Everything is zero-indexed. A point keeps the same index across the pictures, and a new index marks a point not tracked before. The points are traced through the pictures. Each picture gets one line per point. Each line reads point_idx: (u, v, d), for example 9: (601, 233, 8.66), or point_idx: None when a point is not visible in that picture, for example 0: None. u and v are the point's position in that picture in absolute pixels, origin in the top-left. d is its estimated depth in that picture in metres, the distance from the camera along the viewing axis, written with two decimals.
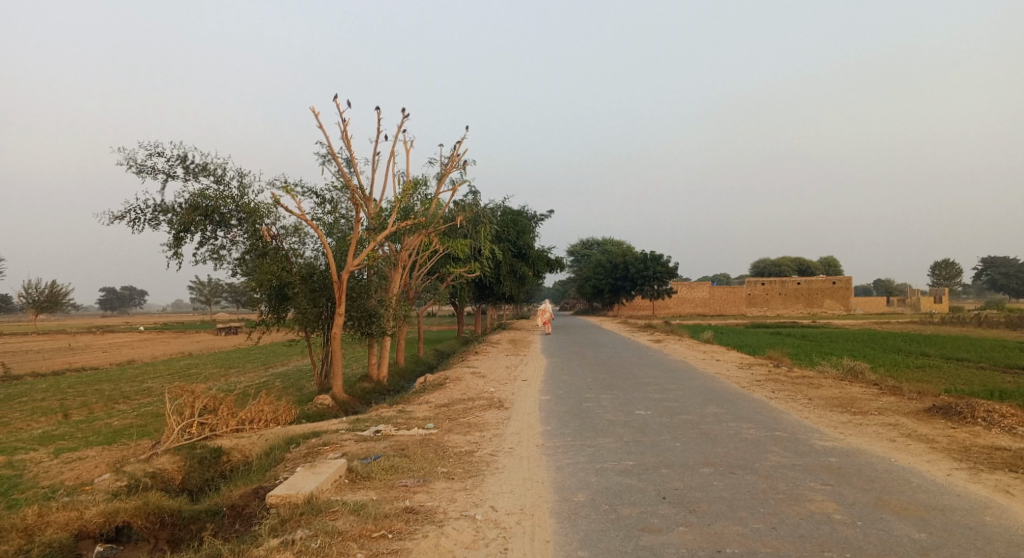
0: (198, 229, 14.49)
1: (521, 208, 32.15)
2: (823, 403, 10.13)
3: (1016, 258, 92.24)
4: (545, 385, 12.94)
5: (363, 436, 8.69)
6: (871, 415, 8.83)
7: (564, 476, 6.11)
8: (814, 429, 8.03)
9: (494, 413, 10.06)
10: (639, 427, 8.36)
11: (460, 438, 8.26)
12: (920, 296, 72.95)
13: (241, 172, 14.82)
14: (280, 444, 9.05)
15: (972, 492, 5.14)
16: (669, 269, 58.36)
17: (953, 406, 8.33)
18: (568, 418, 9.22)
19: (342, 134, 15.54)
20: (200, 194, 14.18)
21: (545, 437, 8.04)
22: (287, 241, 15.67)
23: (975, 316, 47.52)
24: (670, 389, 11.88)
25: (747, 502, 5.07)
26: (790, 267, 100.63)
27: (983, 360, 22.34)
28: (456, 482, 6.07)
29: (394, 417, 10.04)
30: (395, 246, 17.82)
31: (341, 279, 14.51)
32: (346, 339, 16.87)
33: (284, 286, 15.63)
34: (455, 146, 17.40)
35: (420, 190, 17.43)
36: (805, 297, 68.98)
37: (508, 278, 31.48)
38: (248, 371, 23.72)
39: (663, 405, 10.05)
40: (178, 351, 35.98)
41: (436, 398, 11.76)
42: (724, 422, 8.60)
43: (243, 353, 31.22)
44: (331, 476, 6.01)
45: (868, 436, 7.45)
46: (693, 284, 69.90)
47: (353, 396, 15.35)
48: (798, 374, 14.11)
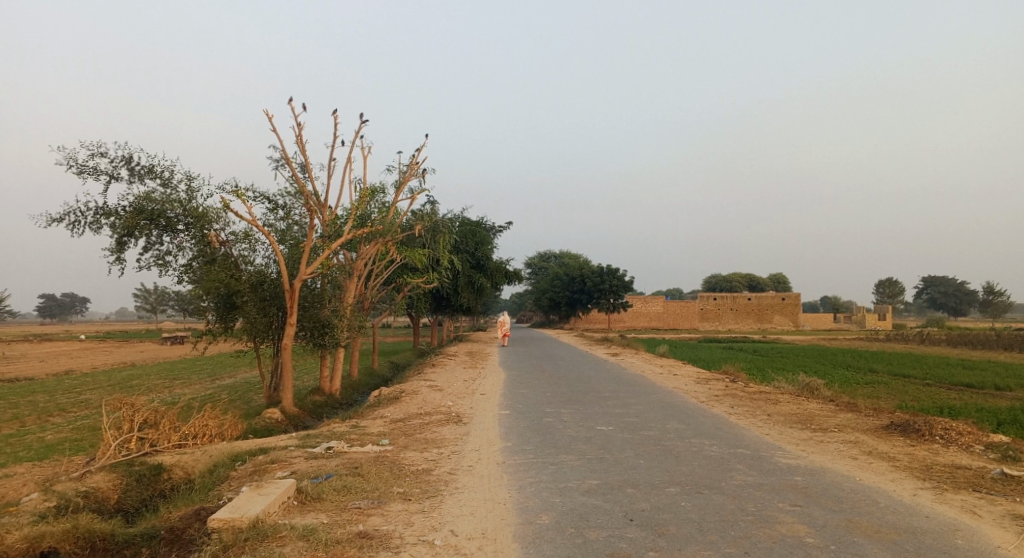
0: (142, 234, 13.79)
1: (480, 219, 32.00)
2: (782, 419, 10.16)
3: (952, 278, 96.64)
4: (505, 399, 12.68)
5: (313, 453, 8.26)
6: (831, 432, 8.87)
7: (527, 496, 5.85)
8: (776, 446, 7.99)
9: (452, 429, 9.73)
10: (602, 443, 8.18)
11: (417, 456, 7.91)
12: (864, 314, 75.58)
13: (190, 175, 14.20)
14: (227, 461, 8.50)
15: (940, 513, 5.09)
16: (625, 284, 58.88)
17: (911, 423, 8.42)
18: (529, 434, 8.98)
19: (297, 138, 15.08)
20: (144, 197, 13.51)
21: (505, 454, 7.78)
22: (237, 247, 15.05)
23: (916, 334, 49.37)
24: (630, 404, 11.77)
25: (717, 525, 4.91)
26: (741, 283, 103.12)
27: (927, 376, 23.08)
28: (413, 503, 5.74)
29: (347, 433, 9.62)
30: (351, 255, 17.34)
31: (293, 288, 13.97)
32: (297, 350, 16.25)
33: (233, 295, 14.98)
34: (415, 154, 17.10)
35: (378, 197, 17.04)
36: (756, 312, 70.63)
37: (466, 289, 31.18)
38: (193, 382, 22.71)
39: (624, 420, 9.91)
40: (119, 360, 34.39)
41: (392, 412, 11.35)
42: (687, 438, 8.49)
43: (189, 363, 29.96)
44: (279, 497, 5.60)
45: (831, 454, 7.44)
46: (648, 298, 70.79)
47: (304, 410, 14.74)
48: (755, 390, 14.22)
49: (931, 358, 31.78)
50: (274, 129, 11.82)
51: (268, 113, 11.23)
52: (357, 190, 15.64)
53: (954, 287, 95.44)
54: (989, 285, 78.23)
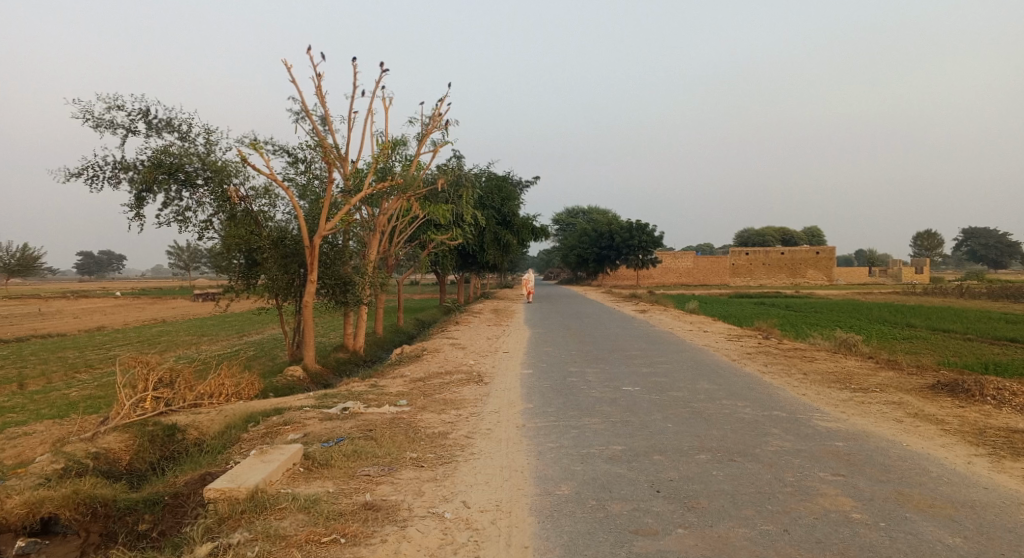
0: (161, 189, 13.56)
1: (506, 174, 31.32)
2: (819, 378, 9.60)
3: (997, 230, 92.95)
4: (528, 358, 12.34)
5: (328, 414, 8.03)
6: (872, 392, 8.30)
7: (545, 464, 5.49)
8: (812, 408, 7.49)
9: (472, 389, 9.41)
10: (628, 405, 7.76)
11: (434, 418, 7.61)
12: (902, 267, 73.39)
13: (208, 128, 13.84)
14: (239, 422, 8.34)
15: (1001, 484, 4.57)
16: (654, 240, 57.67)
17: (960, 383, 7.79)
18: (552, 395, 8.61)
19: (316, 90, 14.60)
20: (162, 151, 13.21)
21: (526, 417, 7.42)
22: (257, 203, 14.75)
23: (958, 287, 47.60)
24: (658, 363, 11.32)
25: (752, 498, 4.49)
26: (773, 237, 100.63)
27: (971, 331, 22.07)
28: (426, 471, 5.43)
29: (365, 392, 9.37)
30: (373, 210, 16.96)
31: (313, 245, 13.65)
32: (320, 308, 16.07)
33: (255, 251, 14.75)
34: (437, 105, 16.48)
35: (400, 151, 16.54)
36: (788, 267, 69.00)
37: (492, 246, 30.71)
38: (222, 340, 22.92)
39: (652, 380, 9.47)
40: (152, 318, 35.02)
41: (411, 371, 11.09)
42: (718, 400, 8.02)
43: (218, 321, 30.31)
44: (282, 466, 5.34)
45: (873, 417, 6.90)
46: (678, 253, 69.48)
47: (327, 368, 14.62)
48: (789, 347, 13.65)
49: (974, 313, 30.58)
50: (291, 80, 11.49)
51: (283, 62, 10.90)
52: (378, 143, 15.16)
53: (998, 240, 92.10)
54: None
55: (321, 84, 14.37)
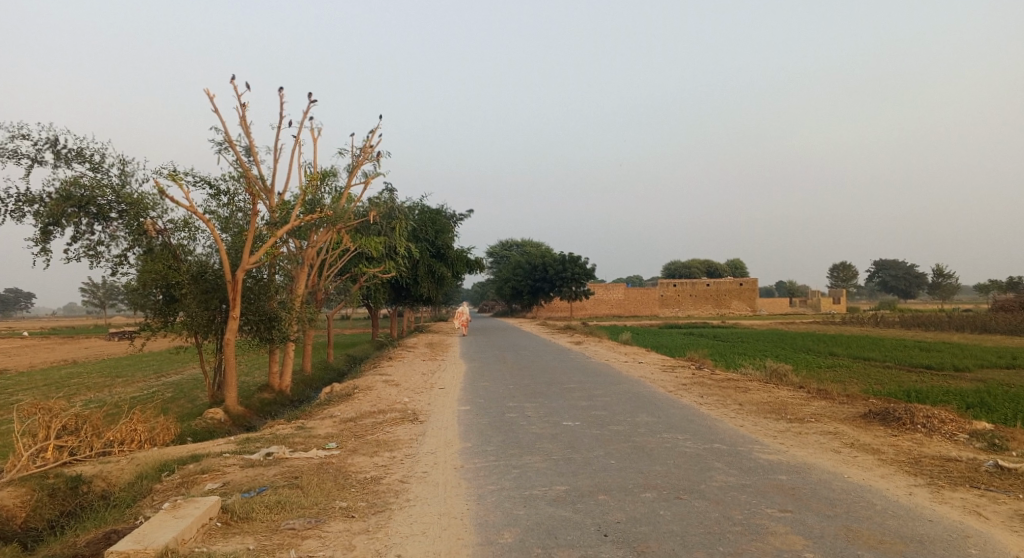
0: (70, 223, 12.57)
1: (440, 207, 31.13)
2: (754, 409, 9.80)
3: (902, 262, 99.79)
4: (465, 394, 12.01)
5: (250, 460, 7.43)
6: (809, 422, 8.63)
7: (487, 509, 5.18)
8: (755, 440, 7.70)
9: (406, 428, 8.97)
10: (569, 442, 7.55)
11: (366, 461, 7.16)
12: (819, 297, 77.37)
13: (123, 159, 13.02)
14: (154, 470, 7.49)
15: (944, 516, 4.69)
16: (587, 271, 58.99)
17: (891, 412, 8.35)
18: (490, 432, 8.32)
19: (240, 119, 14.07)
20: (71, 183, 12.29)
21: (463, 457, 7.09)
22: (175, 236, 13.92)
23: (871, 317, 50.48)
24: (597, 396, 11.21)
25: (702, 539, 4.34)
26: (700, 269, 104.43)
27: (887, 359, 23.33)
28: (358, 521, 5.01)
29: (291, 436, 8.78)
30: (301, 243, 16.34)
31: (236, 280, 12.94)
32: (243, 345, 15.21)
33: (173, 287, 13.84)
34: (368, 137, 16.19)
35: (330, 182, 16.09)
36: (715, 298, 71.47)
37: (426, 279, 30.28)
38: (136, 380, 21.35)
39: (591, 414, 9.34)
40: (56, 358, 32.40)
41: (342, 411, 10.52)
42: (659, 433, 7.94)
43: (132, 360, 28.31)
44: (198, 520, 4.76)
45: (813, 448, 7.21)
46: (610, 285, 70.71)
47: (250, 409, 13.76)
48: (722, 377, 13.96)
49: (888, 340, 32.42)
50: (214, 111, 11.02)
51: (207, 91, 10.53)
52: (306, 174, 14.69)
53: (903, 272, 98.79)
54: (937, 268, 80.92)
55: (245, 114, 13.86)
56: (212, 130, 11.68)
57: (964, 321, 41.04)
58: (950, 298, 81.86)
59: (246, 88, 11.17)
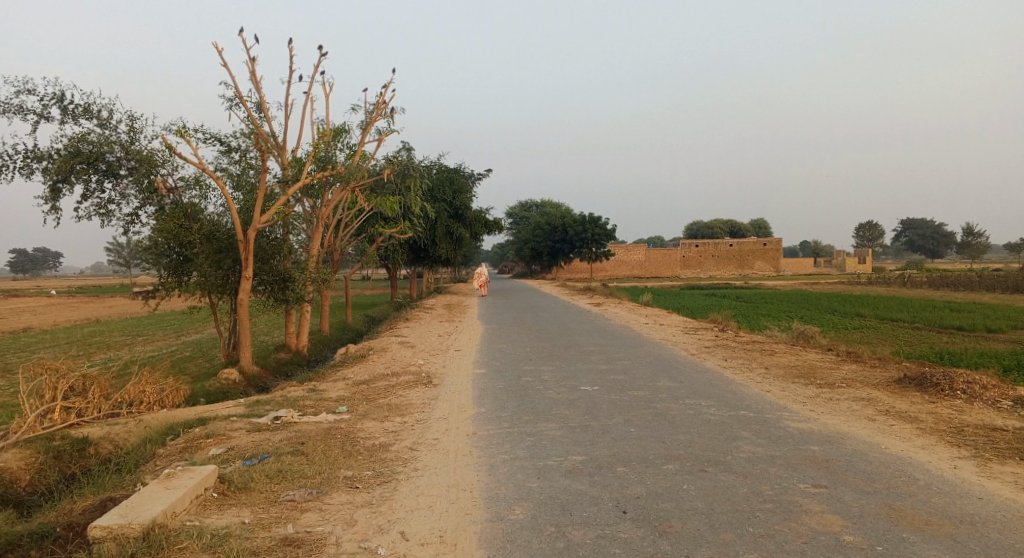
0: (80, 180, 12.34)
1: (457, 166, 30.52)
2: (781, 373, 9.37)
3: (932, 222, 97.13)
4: (481, 356, 11.72)
5: (256, 425, 7.20)
6: (839, 387, 8.24)
7: (497, 480, 4.87)
8: (782, 406, 7.32)
9: (419, 392, 8.70)
10: (587, 408, 7.20)
11: (375, 427, 6.89)
12: (845, 257, 75.77)
13: (132, 114, 12.72)
14: (158, 433, 7.30)
15: (995, 493, 4.27)
16: (607, 232, 58.04)
17: (928, 377, 7.88)
18: (505, 397, 8.01)
19: (249, 73, 13.65)
20: (79, 138, 12.03)
21: (476, 423, 6.79)
22: (187, 194, 13.66)
23: (899, 277, 49.23)
24: (616, 359, 10.84)
25: (729, 517, 4.00)
26: (722, 230, 102.93)
27: (917, 320, 22.57)
28: (361, 493, 4.73)
29: (301, 398, 8.56)
30: (314, 202, 16.00)
31: (247, 239, 12.64)
32: (258, 307, 15.02)
33: (185, 245, 13.60)
34: (381, 91, 15.67)
35: (343, 139, 15.65)
36: (737, 259, 70.27)
37: (444, 239, 29.87)
38: (157, 340, 21.49)
39: (611, 378, 8.98)
40: (84, 317, 32.92)
41: (355, 373, 10.30)
42: (680, 399, 7.54)
43: (156, 320, 28.60)
44: (191, 492, 4.55)
45: (844, 416, 6.83)
46: (630, 246, 69.82)
47: (266, 370, 13.62)
48: (746, 339, 13.48)
49: (917, 302, 31.52)
50: (222, 64, 10.65)
51: (214, 43, 10.19)
52: (317, 129, 14.27)
53: (933, 231, 96.35)
54: (969, 227, 78.45)
55: (254, 68, 13.43)
56: (221, 84, 11.39)
57: (997, 281, 39.81)
58: (982, 258, 79.69)
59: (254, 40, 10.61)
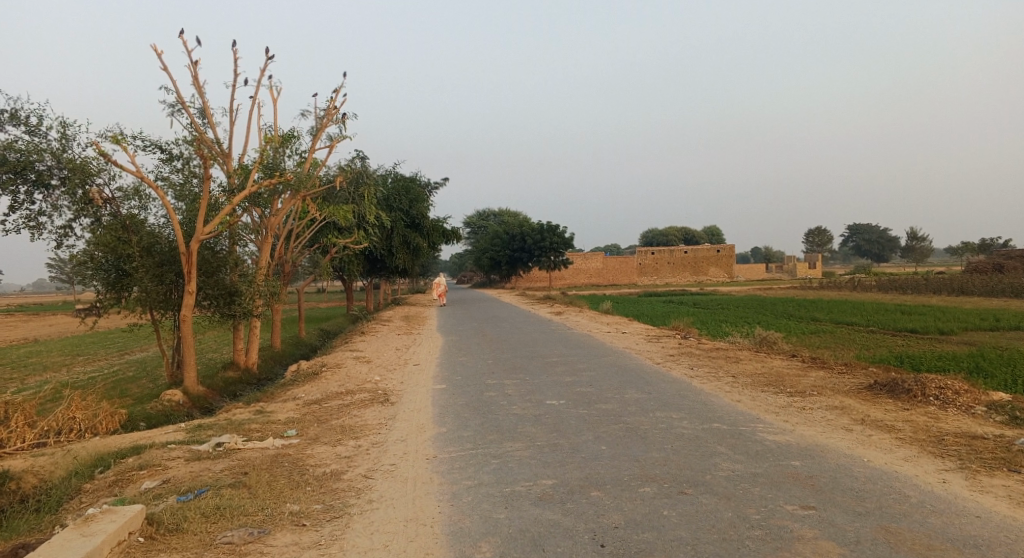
0: (6, 191, 11.36)
1: (414, 175, 29.98)
2: (751, 381, 9.20)
3: (876, 227, 100.74)
4: (441, 370, 11.26)
5: (196, 452, 6.52)
6: (810, 396, 8.10)
7: (461, 512, 4.44)
8: (756, 417, 7.11)
9: (375, 412, 8.17)
10: (554, 424, 6.82)
11: (327, 452, 6.35)
12: (795, 262, 77.77)
13: (64, 121, 11.81)
14: (86, 465, 6.35)
15: (990, 509, 4.08)
16: (565, 240, 58.05)
17: (899, 383, 7.80)
18: (467, 415, 7.58)
19: (192, 78, 12.92)
20: (4, 146, 11.08)
21: (436, 445, 6.34)
22: (125, 205, 12.79)
23: (849, 281, 50.66)
24: (581, 370, 10.53)
25: (717, 548, 3.66)
26: (677, 237, 104.63)
27: (871, 323, 23.05)
28: (309, 533, 4.21)
29: (247, 422, 7.94)
30: (263, 212, 15.28)
31: (190, 252, 11.88)
32: (202, 323, 14.17)
33: (124, 260, 12.70)
34: (333, 97, 15.11)
35: (292, 146, 15.00)
36: (693, 266, 71.36)
37: (401, 250, 29.24)
38: (96, 359, 20.21)
39: (577, 391, 8.65)
40: (16, 336, 30.91)
41: (307, 392, 9.69)
42: (651, 412, 7.25)
43: (97, 338, 27.06)
44: (111, 538, 3.93)
45: (821, 426, 6.66)
46: (588, 254, 70.08)
47: (213, 389, 12.82)
48: (710, 346, 13.36)
49: (869, 305, 32.34)
50: (160, 69, 9.83)
51: (153, 48, 9.47)
52: (265, 136, 13.59)
53: (877, 236, 100.02)
54: (910, 232, 81.59)
55: (197, 71, 12.72)
56: (162, 89, 10.16)
57: (941, 284, 41.27)
58: (923, 261, 83.06)
59: (197, 42, 9.85)
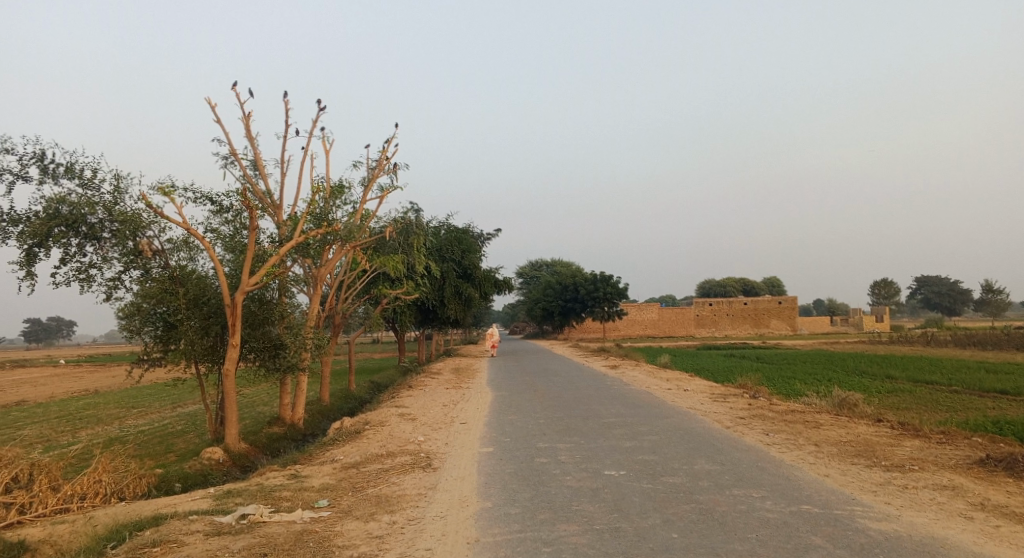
0: (59, 244, 11.51)
1: (467, 226, 29.96)
2: (836, 451, 8.09)
3: (947, 277, 95.58)
4: (489, 430, 10.51)
5: (217, 525, 5.95)
6: (912, 471, 6.97)
7: None
8: (850, 497, 6.07)
9: (415, 479, 7.46)
10: (614, 502, 5.96)
11: (359, 529, 5.67)
12: (862, 315, 74.00)
13: (118, 175, 12.00)
14: (100, 538, 5.86)
15: None
16: (619, 290, 56.56)
17: (1021, 459, 6.63)
18: (516, 485, 6.80)
19: (245, 130, 13.03)
20: (59, 199, 11.29)
21: (480, 524, 5.58)
22: (174, 257, 12.82)
23: (923, 335, 47.42)
24: (641, 433, 9.60)
25: None
26: (735, 288, 101.89)
27: (956, 382, 21.09)
28: None
29: (279, 488, 7.36)
30: (314, 263, 15.12)
31: (235, 304, 11.68)
32: (248, 376, 13.89)
33: (171, 311, 12.63)
34: (384, 147, 15.05)
35: (344, 196, 14.91)
36: (752, 317, 68.68)
37: (453, 300, 28.88)
38: (150, 412, 20.30)
39: (638, 460, 7.75)
40: (81, 387, 31.76)
41: (345, 454, 9.08)
42: (726, 489, 6.31)
43: (154, 389, 27.39)
44: None
45: (933, 511, 5.57)
46: (642, 305, 68.52)
47: (254, 447, 12.39)
48: (783, 407, 12.17)
49: (948, 362, 29.97)
50: (214, 119, 10.42)
51: (208, 100, 10.11)
52: (316, 185, 13.55)
53: (949, 287, 94.51)
54: (987, 283, 76.90)
55: (251, 125, 12.83)
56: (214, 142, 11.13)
57: None
58: (1004, 315, 77.65)
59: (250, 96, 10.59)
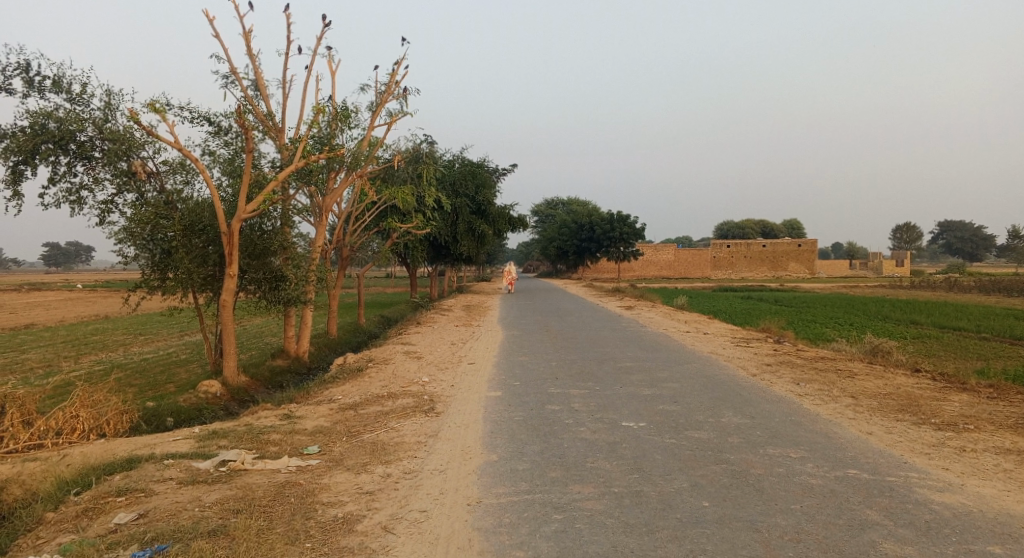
0: (46, 162, 10.74)
1: (481, 160, 28.81)
2: (876, 405, 7.36)
3: (973, 223, 92.83)
4: (498, 372, 9.89)
5: (195, 472, 5.36)
6: (967, 431, 6.21)
7: None
8: (901, 461, 5.35)
9: (416, 425, 6.86)
10: (635, 460, 5.30)
11: (348, 483, 5.06)
12: (883, 259, 72.33)
13: (107, 89, 11.12)
14: (64, 484, 5.28)
15: None
16: (636, 231, 55.02)
17: None
18: (524, 437, 6.16)
19: (244, 46, 12.02)
20: (44, 114, 10.46)
21: (483, 482, 4.94)
22: (170, 180, 12.05)
23: (946, 280, 45.98)
24: (661, 380, 8.91)
25: None
26: (752, 230, 100.06)
27: (986, 329, 20.12)
28: None
29: (269, 430, 6.78)
30: (318, 192, 14.30)
31: (231, 231, 10.92)
32: (248, 308, 13.30)
33: (168, 238, 11.94)
34: (393, 69, 13.97)
35: (349, 121, 13.93)
36: (770, 260, 67.27)
37: (465, 237, 28.03)
38: (157, 340, 20.01)
39: (660, 410, 7.06)
40: (93, 313, 31.66)
41: (344, 394, 8.50)
42: (760, 447, 5.62)
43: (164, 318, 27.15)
44: None
45: (1001, 480, 4.84)
46: (659, 245, 67.44)
47: (256, 381, 11.91)
48: (811, 355, 11.40)
49: (972, 308, 28.85)
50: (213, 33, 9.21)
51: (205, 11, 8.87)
52: (320, 108, 12.57)
53: (974, 233, 91.83)
54: (1015, 230, 74.35)
55: (250, 39, 11.81)
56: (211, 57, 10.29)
57: None
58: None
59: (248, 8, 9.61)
